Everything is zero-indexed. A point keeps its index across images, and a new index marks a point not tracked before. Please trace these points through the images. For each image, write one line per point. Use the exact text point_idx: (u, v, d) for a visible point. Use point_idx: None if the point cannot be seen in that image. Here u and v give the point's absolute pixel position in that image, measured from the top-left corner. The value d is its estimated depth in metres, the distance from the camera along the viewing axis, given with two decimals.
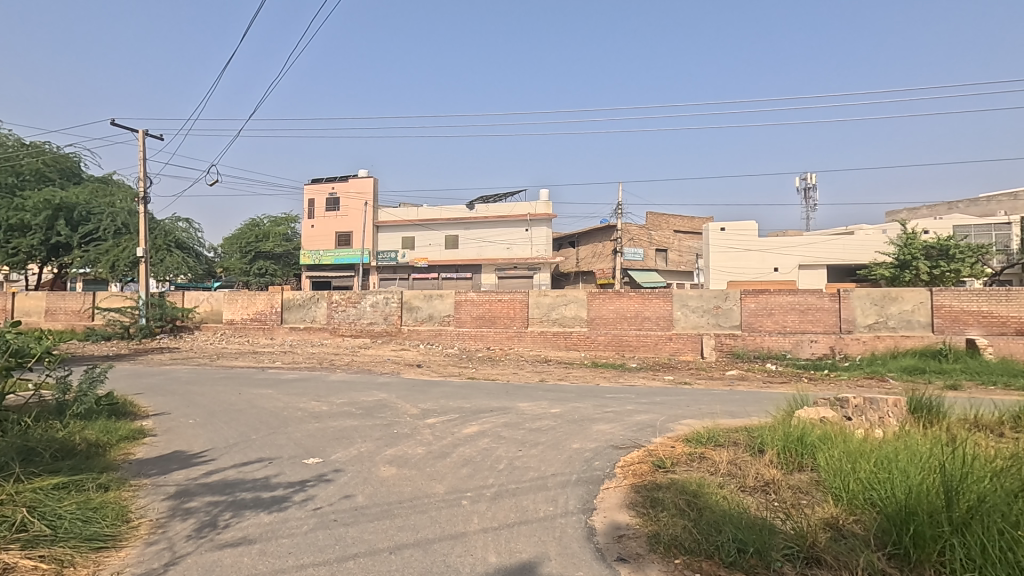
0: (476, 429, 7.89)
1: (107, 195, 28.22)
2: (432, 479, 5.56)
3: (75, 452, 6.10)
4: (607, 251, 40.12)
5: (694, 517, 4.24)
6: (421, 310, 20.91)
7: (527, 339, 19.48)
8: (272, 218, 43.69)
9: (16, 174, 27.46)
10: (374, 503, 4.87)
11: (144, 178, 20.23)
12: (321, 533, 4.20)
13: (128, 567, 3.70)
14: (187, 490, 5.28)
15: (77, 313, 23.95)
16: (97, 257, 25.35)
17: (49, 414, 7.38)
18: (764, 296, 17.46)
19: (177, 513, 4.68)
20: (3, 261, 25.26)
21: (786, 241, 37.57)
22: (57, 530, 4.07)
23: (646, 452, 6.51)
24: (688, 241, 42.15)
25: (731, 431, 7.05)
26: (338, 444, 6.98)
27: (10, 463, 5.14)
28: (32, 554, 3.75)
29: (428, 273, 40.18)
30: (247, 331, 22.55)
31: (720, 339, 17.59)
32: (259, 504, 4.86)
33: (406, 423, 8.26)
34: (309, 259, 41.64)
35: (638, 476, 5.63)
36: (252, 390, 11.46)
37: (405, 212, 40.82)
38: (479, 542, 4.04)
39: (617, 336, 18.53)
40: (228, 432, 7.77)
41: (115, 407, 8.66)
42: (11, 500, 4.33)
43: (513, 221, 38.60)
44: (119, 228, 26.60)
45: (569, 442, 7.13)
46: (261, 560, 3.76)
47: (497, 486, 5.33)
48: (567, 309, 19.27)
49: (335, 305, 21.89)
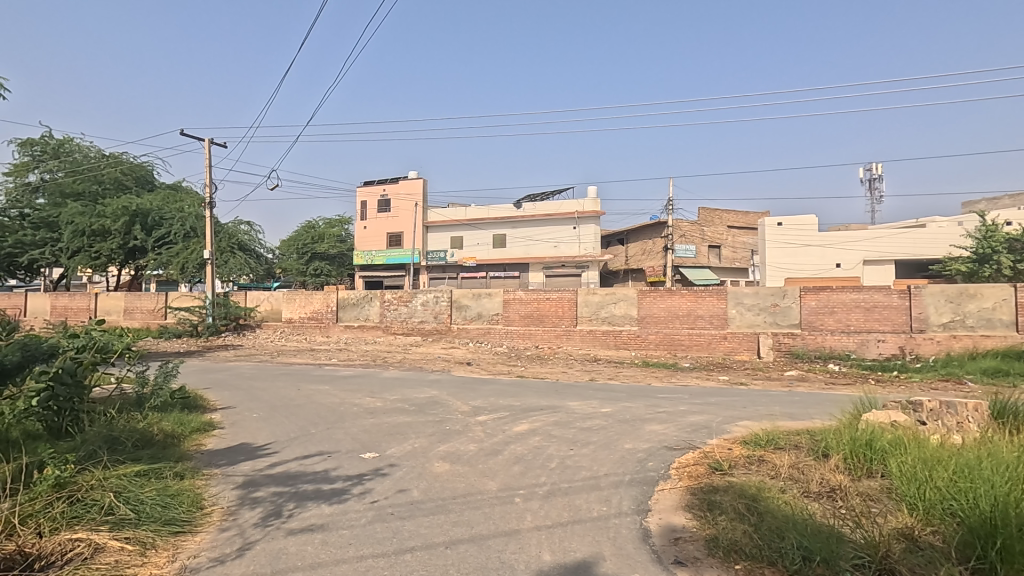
0: (526, 427, 7.91)
1: (177, 200, 29.84)
2: (485, 475, 5.62)
3: (154, 442, 6.52)
4: (657, 249, 39.30)
5: (755, 521, 4.11)
6: (470, 309, 21.18)
7: (576, 338, 19.38)
8: (327, 219, 45.50)
9: (98, 184, 29.72)
10: (428, 497, 4.98)
11: (209, 184, 21.33)
12: (378, 526, 4.32)
13: (203, 551, 3.93)
14: (253, 480, 5.56)
15: (151, 312, 25.58)
16: (169, 259, 27.01)
17: (130, 406, 7.94)
18: (826, 293, 16.63)
19: (245, 502, 4.92)
20: (87, 264, 27.34)
21: (849, 235, 35.79)
22: (140, 514, 4.38)
23: (702, 453, 6.37)
24: (743, 237, 40.66)
25: (793, 434, 6.78)
26: (392, 439, 7.17)
27: (98, 451, 5.59)
28: (119, 536, 4.04)
29: (476, 272, 40.54)
30: (305, 330, 23.49)
31: (778, 338, 16.98)
32: (320, 496, 5.06)
33: (458, 420, 8.39)
34: (362, 260, 42.80)
35: (693, 477, 5.50)
36: (310, 386, 11.91)
37: (454, 212, 41.29)
38: (534, 540, 4.06)
39: (668, 335, 18.16)
40: (289, 425, 8.12)
41: (186, 401, 9.18)
42: (99, 485, 4.68)
43: (561, 219, 38.39)
44: (188, 232, 28.00)
45: (621, 442, 7.04)
46: (324, 549, 3.91)
47: (550, 485, 5.32)
48: (616, 307, 19.01)
49: (387, 304, 22.46)
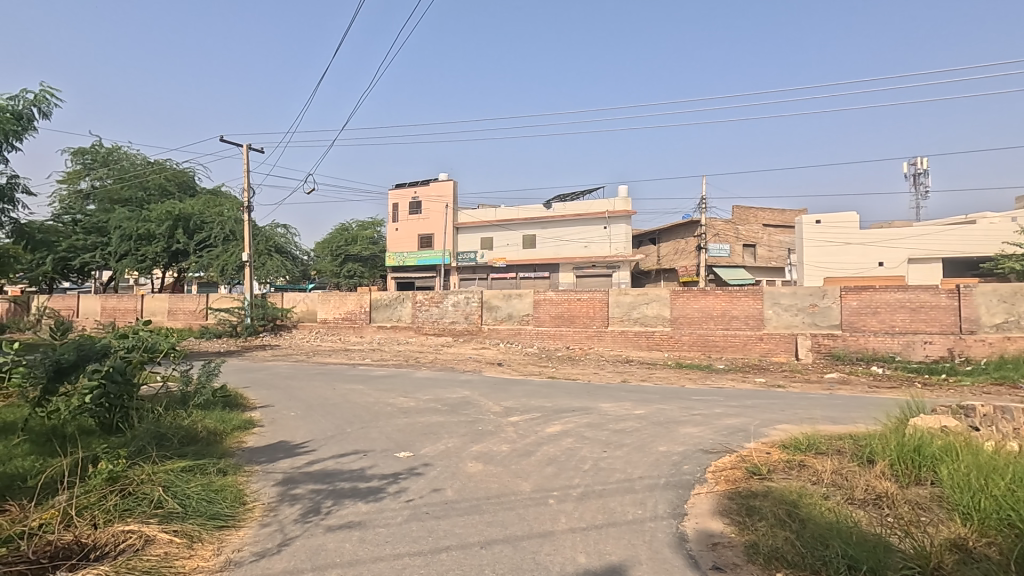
0: (558, 428, 7.88)
1: (217, 205, 30.80)
2: (518, 476, 5.62)
3: (198, 439, 6.76)
4: (690, 248, 38.67)
5: (797, 528, 3.99)
6: (500, 310, 21.25)
7: (607, 339, 19.23)
8: (359, 222, 46.38)
9: (144, 190, 30.96)
10: (463, 497, 5.02)
11: (248, 189, 21.96)
12: (414, 525, 4.37)
13: (246, 546, 4.05)
14: (293, 477, 5.69)
15: (193, 313, 26.50)
16: (210, 262, 27.97)
17: (176, 404, 8.25)
18: (869, 292, 16.05)
19: (285, 499, 5.05)
20: (134, 267, 28.51)
21: (893, 232, 34.49)
22: (187, 508, 4.54)
23: (740, 457, 6.24)
24: (779, 235, 39.63)
25: (835, 439, 6.57)
26: (426, 439, 7.23)
27: (146, 447, 5.82)
28: (168, 528, 4.20)
29: (506, 272, 40.63)
30: (339, 330, 23.97)
31: (817, 339, 16.48)
32: (357, 494, 5.15)
33: (490, 421, 8.43)
34: (393, 261, 43.44)
35: (730, 482, 5.39)
36: (345, 386, 12.16)
37: (484, 213, 41.47)
38: (569, 542, 4.04)
39: (702, 336, 17.83)
40: (325, 424, 8.31)
41: (228, 399, 9.48)
42: (149, 479, 4.88)
43: (591, 219, 38.11)
44: (227, 235, 28.87)
45: (655, 444, 6.95)
46: (361, 547, 3.98)
47: (583, 487, 5.29)
48: (649, 308, 18.77)
49: (419, 305, 22.73)
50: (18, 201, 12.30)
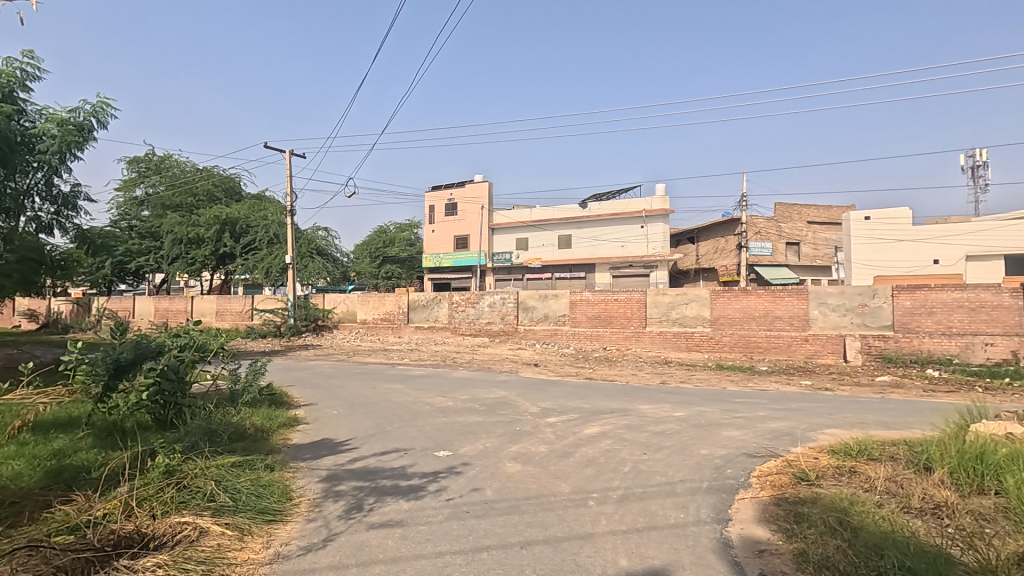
0: (597, 429, 7.82)
1: (262, 209, 31.86)
2: (557, 477, 5.60)
3: (246, 435, 7.01)
4: (730, 247, 37.77)
5: (849, 537, 3.85)
6: (536, 310, 21.25)
7: (645, 339, 18.96)
8: (397, 224, 47.19)
9: (194, 196, 32.30)
10: (502, 497, 5.04)
11: (291, 193, 22.66)
12: (454, 523, 4.41)
13: (293, 540, 4.17)
14: (336, 474, 5.84)
15: (240, 314, 27.50)
16: (255, 264, 29.00)
17: (225, 401, 8.58)
18: (923, 292, 15.29)
19: (329, 495, 5.18)
20: (185, 270, 29.79)
21: (949, 229, 32.79)
22: (238, 502, 4.72)
23: (786, 462, 6.05)
24: (825, 233, 38.22)
25: (888, 444, 6.30)
26: (464, 439, 7.29)
27: (199, 442, 6.08)
28: (220, 521, 4.37)
29: (542, 272, 40.58)
30: (378, 330, 24.44)
31: (867, 341, 15.82)
32: (398, 492, 5.24)
33: (528, 421, 8.44)
34: (430, 262, 43.99)
35: (776, 487, 5.22)
36: (385, 385, 12.40)
37: (519, 214, 41.52)
38: (609, 544, 4.00)
39: (744, 337, 17.38)
40: (367, 423, 8.48)
41: (274, 397, 9.79)
42: (203, 473, 5.10)
43: (628, 218, 37.65)
44: (271, 238, 29.84)
45: (696, 447, 6.80)
46: (403, 544, 4.04)
47: (624, 489, 5.23)
48: (688, 308, 18.42)
49: (456, 305, 22.95)
50: (81, 208, 13.04)
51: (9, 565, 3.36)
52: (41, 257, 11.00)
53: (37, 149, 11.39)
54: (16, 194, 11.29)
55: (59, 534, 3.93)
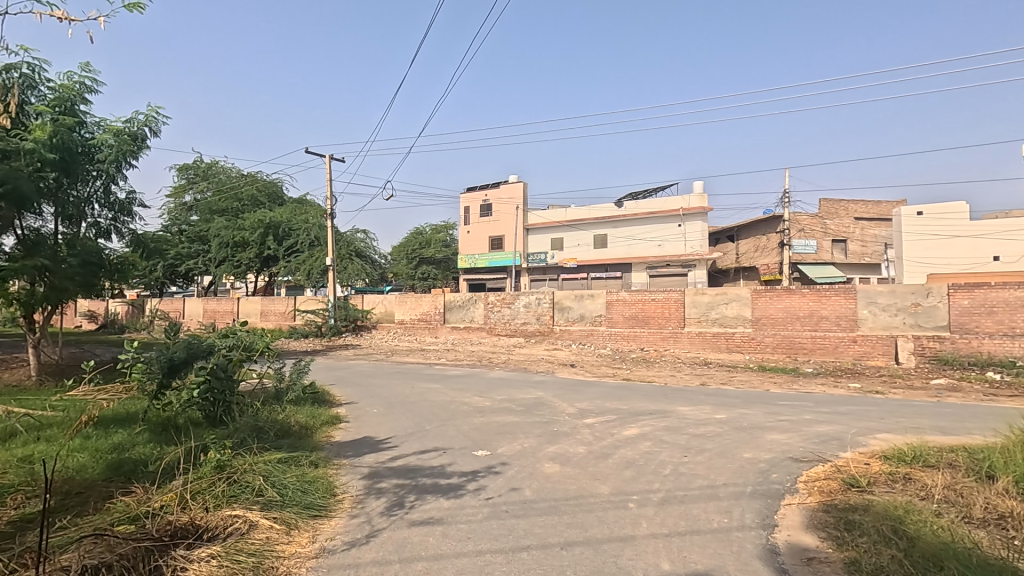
0: (636, 431, 7.73)
1: (303, 212, 32.79)
2: (596, 479, 5.56)
3: (291, 432, 7.23)
4: (772, 245, 36.70)
5: (905, 546, 3.68)
6: (572, 310, 21.16)
7: (684, 340, 18.63)
8: (433, 226, 47.78)
9: (239, 200, 33.49)
10: (541, 497, 5.04)
11: (330, 197, 23.24)
12: (494, 522, 4.44)
13: (338, 535, 4.28)
14: (378, 472, 5.96)
15: (283, 314, 28.36)
16: (297, 266, 29.89)
17: (271, 399, 8.87)
18: (982, 290, 14.47)
19: (371, 492, 5.29)
20: (231, 272, 30.92)
21: (1010, 223, 31.04)
22: (285, 497, 4.87)
23: (835, 467, 5.84)
24: (874, 229, 36.69)
25: (946, 451, 6.00)
26: (502, 439, 7.31)
27: (248, 439, 6.30)
28: (269, 515, 4.52)
29: (577, 272, 40.36)
30: (415, 330, 24.78)
31: (921, 342, 15.10)
32: (438, 490, 5.30)
33: (565, 422, 8.40)
34: (466, 263, 44.34)
35: (825, 493, 5.06)
36: (423, 385, 12.57)
37: (554, 214, 41.42)
38: (651, 547, 3.95)
39: (787, 337, 16.86)
40: (406, 421, 8.61)
41: (316, 395, 10.05)
42: (252, 469, 5.28)
43: (665, 216, 37.04)
44: (312, 241, 30.66)
45: (739, 451, 6.64)
46: (444, 542, 4.09)
47: (664, 492, 5.16)
48: (728, 308, 17.98)
49: (491, 306, 23.07)
50: (136, 214, 13.68)
51: (78, 551, 3.55)
52: (101, 260, 11.62)
53: (96, 158, 11.95)
54: (78, 202, 11.92)
55: (121, 523, 4.14)
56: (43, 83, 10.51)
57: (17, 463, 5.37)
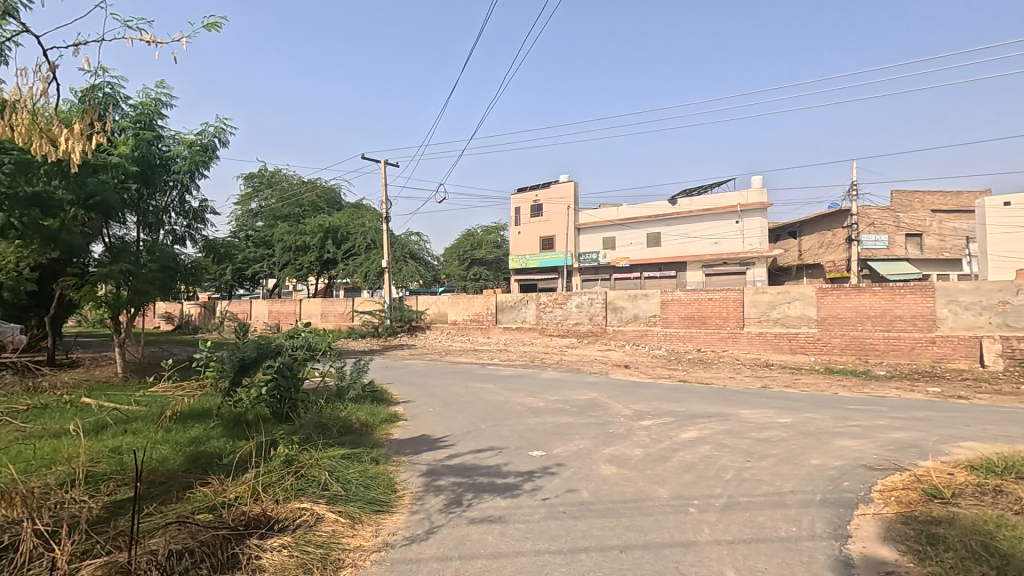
0: (695, 434, 7.52)
1: (360, 217, 33.87)
2: (655, 482, 5.45)
3: (353, 429, 7.49)
4: (838, 241, 34.85)
5: (998, 565, 3.41)
6: (626, 311, 20.85)
7: (744, 340, 17.99)
8: (484, 227, 48.26)
9: (300, 206, 35.01)
10: (598, 499, 4.99)
11: (385, 201, 23.92)
12: (552, 523, 4.44)
13: (399, 530, 4.39)
14: (436, 469, 6.08)
15: (342, 315, 29.42)
16: (355, 269, 30.93)
17: (334, 396, 9.23)
18: None
19: (430, 489, 5.40)
20: (294, 275, 32.34)
21: None
22: (349, 491, 5.06)
23: (914, 477, 5.47)
24: (953, 222, 34.16)
25: None
26: (557, 439, 7.31)
27: (313, 435, 6.57)
28: (334, 508, 4.70)
29: (630, 272, 39.74)
30: (468, 331, 25.11)
31: (1010, 343, 13.92)
32: (494, 489, 5.35)
33: (621, 424, 8.28)
34: (517, 264, 44.52)
35: (903, 504, 4.75)
36: (477, 384, 12.73)
37: (606, 213, 40.95)
38: (714, 554, 3.84)
39: (857, 338, 15.97)
40: (462, 420, 8.72)
41: (375, 394, 10.36)
42: (317, 464, 5.51)
43: (721, 213, 35.88)
44: (369, 244, 31.63)
45: (806, 457, 6.34)
46: (503, 540, 4.12)
47: (727, 497, 5.00)
48: (791, 307, 17.22)
49: (543, 306, 23.07)
50: (208, 221, 14.54)
51: (164, 536, 3.81)
52: (178, 265, 12.44)
53: (173, 170, 12.83)
54: (157, 211, 12.84)
55: (201, 512, 4.41)
56: (124, 100, 11.36)
57: (108, 454, 5.79)
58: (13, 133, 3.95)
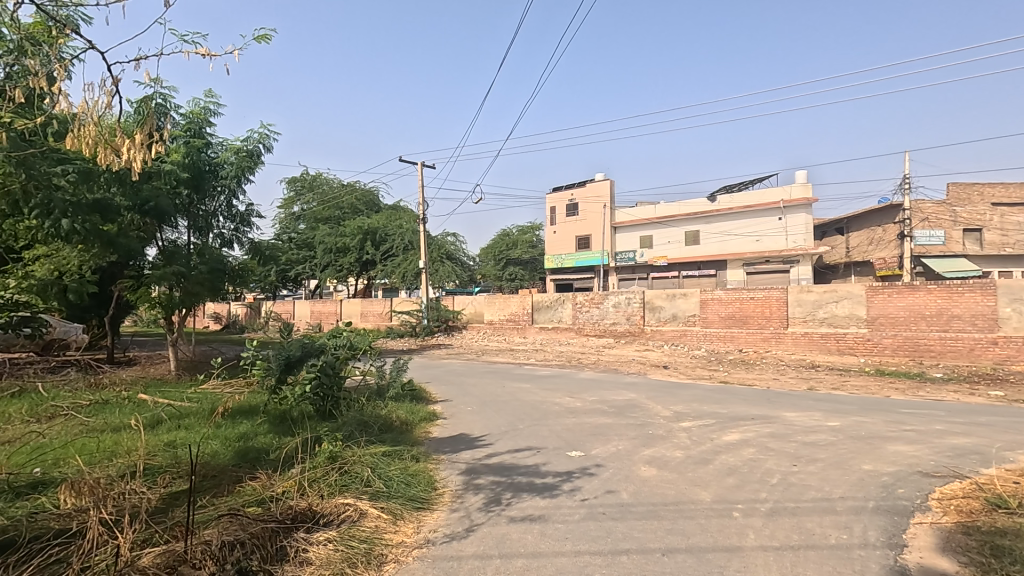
0: (738, 437, 7.33)
1: (398, 219, 34.42)
2: (697, 485, 5.35)
3: (393, 427, 7.62)
4: (889, 237, 33.38)
5: None
6: (664, 310, 20.51)
7: (788, 341, 17.45)
8: (520, 227, 48.33)
9: (340, 209, 35.86)
10: (639, 501, 4.93)
11: (423, 202, 24.25)
12: (592, 524, 4.42)
13: (440, 527, 4.45)
14: (475, 468, 6.12)
15: (381, 315, 30.00)
16: (393, 270, 31.47)
17: (374, 395, 9.43)
18: None
19: (469, 488, 5.45)
20: (334, 275, 33.14)
21: None
22: (390, 488, 5.15)
23: (975, 485, 5.19)
24: (1016, 216, 32.23)
25: None
26: (596, 440, 7.26)
27: (355, 432, 6.72)
28: (377, 504, 4.80)
29: (668, 271, 39.09)
30: (504, 331, 25.21)
31: None
32: (533, 489, 5.35)
33: (661, 425, 8.16)
34: (553, 263, 44.40)
35: (964, 514, 4.51)
36: (514, 384, 12.77)
37: (643, 211, 40.40)
38: (761, 560, 3.74)
39: (910, 338, 15.25)
40: (499, 420, 8.76)
41: (414, 392, 10.52)
42: (360, 460, 5.64)
43: (763, 209, 34.89)
44: (407, 245, 32.11)
45: (857, 462, 6.10)
46: (542, 540, 4.12)
47: (773, 502, 4.85)
48: (838, 307, 16.60)
49: (580, 306, 22.94)
50: (253, 224, 15.04)
51: (217, 527, 3.97)
52: (225, 267, 12.94)
53: (220, 175, 13.30)
54: (206, 215, 13.39)
55: (251, 505, 4.58)
56: (175, 109, 11.83)
57: (163, 448, 6.06)
58: (81, 146, 4.16)
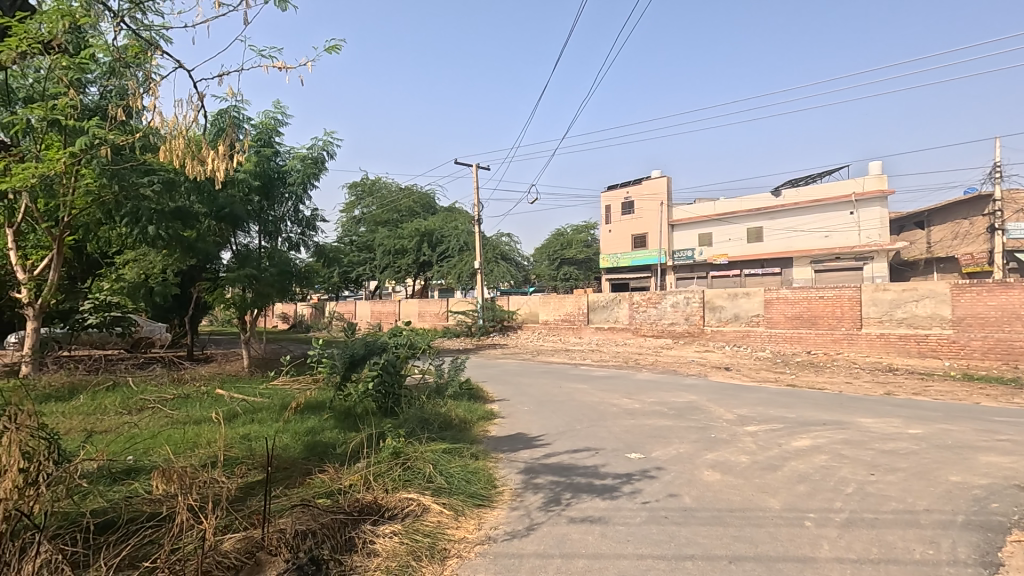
0: (808, 443, 6.98)
1: (453, 220, 34.96)
2: (765, 492, 5.14)
3: (452, 425, 7.76)
4: (977, 231, 30.85)
5: None
6: (725, 310, 19.81)
7: (861, 342, 16.49)
8: (574, 227, 48.01)
9: (398, 212, 36.84)
10: (702, 506, 4.79)
11: (477, 204, 24.55)
12: (654, 527, 4.33)
13: (501, 525, 4.50)
14: (533, 467, 6.15)
15: (437, 315, 30.62)
16: (449, 270, 32.04)
17: (433, 393, 9.62)
18: None
19: (528, 487, 5.47)
20: (392, 276, 34.08)
21: None
22: (451, 485, 5.26)
23: None
24: None
25: None
26: (655, 442, 7.11)
27: (416, 429, 6.89)
28: (439, 500, 4.91)
29: (729, 269, 37.76)
30: (559, 331, 25.14)
31: None
32: (593, 489, 5.32)
33: (724, 428, 7.89)
34: (608, 263, 43.86)
35: None
36: (569, 384, 12.70)
37: (702, 208, 39.21)
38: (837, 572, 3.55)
39: (1002, 340, 14.00)
40: (556, 420, 8.75)
41: (471, 391, 10.67)
42: (422, 457, 5.78)
43: (833, 203, 33.07)
44: (462, 246, 32.55)
45: (944, 473, 5.67)
46: (603, 541, 4.08)
47: (849, 513, 4.60)
48: (919, 306, 15.49)
49: (636, 306, 22.54)
50: (318, 228, 15.66)
51: (292, 516, 4.19)
52: (292, 269, 13.52)
53: (287, 182, 13.95)
54: (275, 220, 14.06)
55: (321, 497, 4.79)
56: (246, 120, 12.52)
57: (240, 440, 6.45)
58: (171, 158, 4.50)
